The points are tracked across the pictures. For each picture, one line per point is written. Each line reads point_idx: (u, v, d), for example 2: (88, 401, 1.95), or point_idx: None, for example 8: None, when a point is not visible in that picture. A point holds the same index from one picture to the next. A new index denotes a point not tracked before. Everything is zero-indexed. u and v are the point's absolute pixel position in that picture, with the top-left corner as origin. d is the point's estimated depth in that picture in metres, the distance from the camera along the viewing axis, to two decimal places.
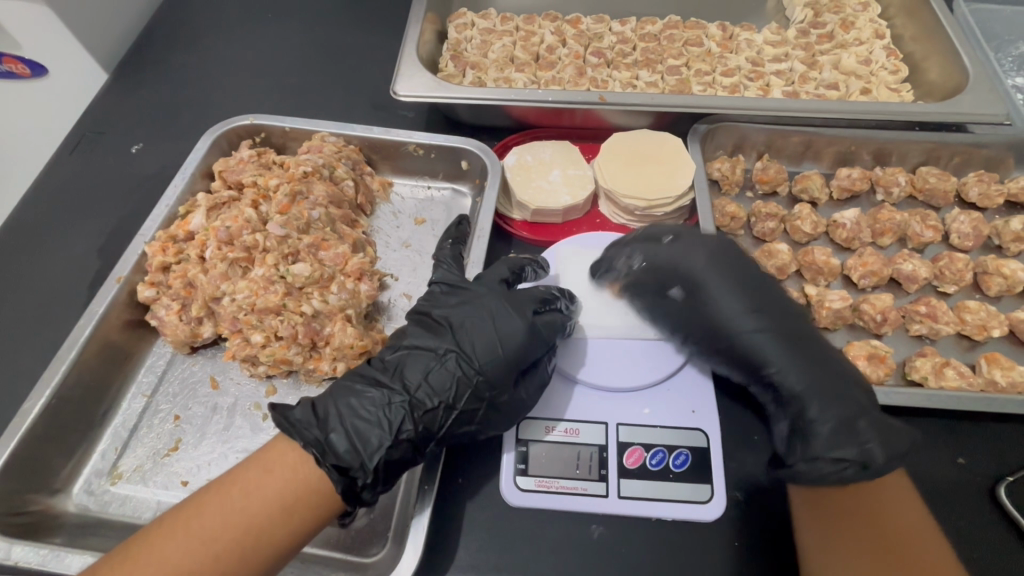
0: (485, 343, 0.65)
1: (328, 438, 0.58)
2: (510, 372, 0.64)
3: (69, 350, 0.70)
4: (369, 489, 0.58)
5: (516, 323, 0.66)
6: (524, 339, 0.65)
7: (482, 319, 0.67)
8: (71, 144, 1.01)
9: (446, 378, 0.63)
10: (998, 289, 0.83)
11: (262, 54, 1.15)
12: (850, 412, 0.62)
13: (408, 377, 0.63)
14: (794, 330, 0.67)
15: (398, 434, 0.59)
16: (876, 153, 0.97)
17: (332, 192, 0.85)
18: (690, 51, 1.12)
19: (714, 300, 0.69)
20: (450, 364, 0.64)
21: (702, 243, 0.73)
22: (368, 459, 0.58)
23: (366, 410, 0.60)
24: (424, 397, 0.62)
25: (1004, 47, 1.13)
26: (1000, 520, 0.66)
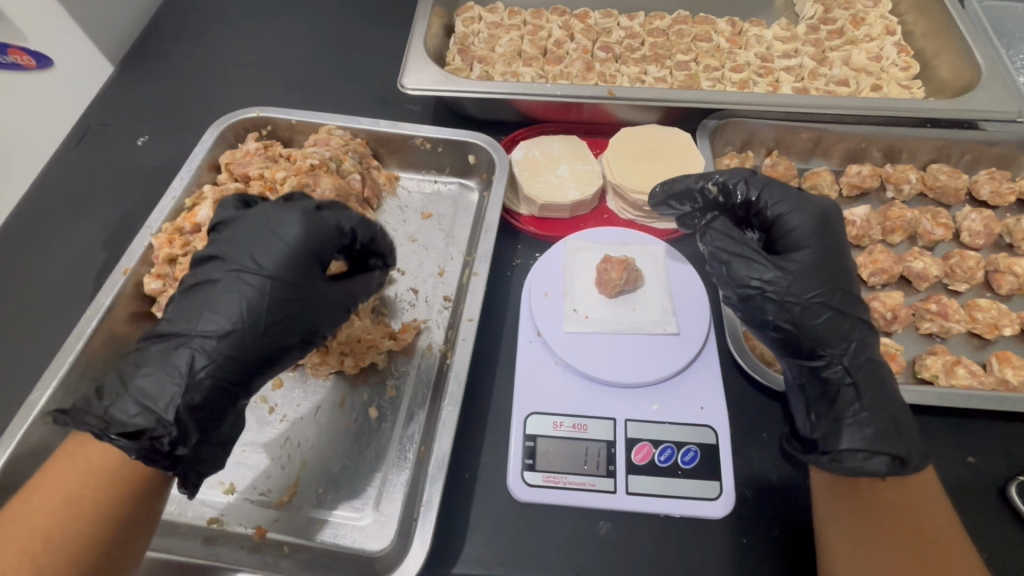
0: (267, 254, 0.61)
1: (111, 410, 0.54)
2: (288, 285, 0.61)
3: (75, 341, 0.70)
4: (176, 438, 0.54)
5: (278, 232, 0.62)
6: (297, 242, 0.62)
7: (242, 237, 0.63)
8: (77, 136, 1.01)
9: (231, 301, 0.59)
10: (1009, 287, 0.83)
11: (268, 47, 1.15)
12: (893, 408, 0.62)
13: (191, 321, 0.59)
14: (862, 316, 0.67)
15: (209, 369, 0.57)
16: (886, 150, 0.96)
17: (339, 185, 0.83)
18: (699, 46, 1.11)
19: (806, 269, 0.67)
20: (247, 284, 0.60)
21: (809, 211, 0.70)
22: (162, 413, 0.54)
23: (162, 359, 0.57)
24: (215, 326, 0.58)
25: (1016, 44, 1.12)
26: (1011, 520, 0.66)
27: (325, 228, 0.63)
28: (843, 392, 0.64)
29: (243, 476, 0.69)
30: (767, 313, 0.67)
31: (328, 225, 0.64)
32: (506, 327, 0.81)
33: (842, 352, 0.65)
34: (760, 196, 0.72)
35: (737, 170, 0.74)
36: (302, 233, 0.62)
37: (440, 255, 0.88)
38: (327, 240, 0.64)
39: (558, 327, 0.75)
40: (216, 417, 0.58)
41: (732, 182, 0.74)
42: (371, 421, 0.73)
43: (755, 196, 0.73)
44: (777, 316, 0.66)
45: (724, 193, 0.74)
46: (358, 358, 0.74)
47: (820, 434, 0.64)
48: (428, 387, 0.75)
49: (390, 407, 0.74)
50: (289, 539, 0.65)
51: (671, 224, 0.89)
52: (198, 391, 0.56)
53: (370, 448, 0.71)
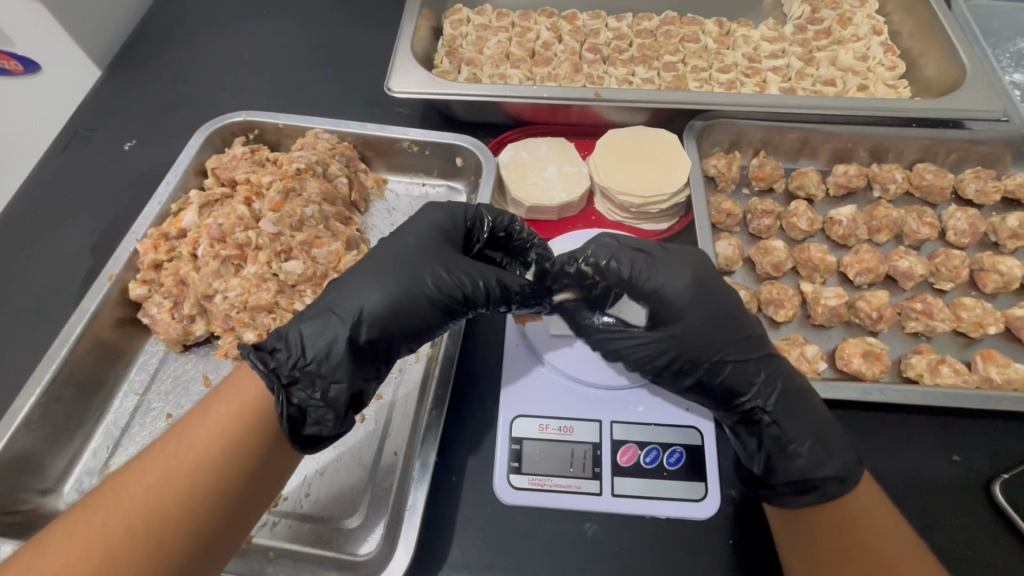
0: (439, 280, 0.64)
1: (276, 355, 0.58)
2: (428, 257, 0.65)
3: (60, 348, 0.70)
4: (299, 388, 0.57)
5: (462, 261, 0.66)
6: (472, 281, 0.65)
7: (427, 253, 0.65)
8: (64, 141, 1.01)
9: (391, 303, 0.61)
10: (994, 286, 0.83)
11: (256, 51, 1.15)
12: (821, 441, 0.60)
13: (353, 303, 0.61)
14: (767, 352, 0.65)
15: (337, 325, 0.59)
16: (873, 150, 0.97)
17: (325, 190, 0.84)
18: (687, 47, 1.11)
19: (691, 328, 0.64)
20: (389, 256, 0.65)
21: (681, 270, 0.65)
22: (316, 379, 0.58)
23: (320, 327, 0.59)
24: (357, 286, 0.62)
25: (1002, 42, 1.13)
26: (996, 517, 0.66)
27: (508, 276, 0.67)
28: (767, 431, 0.62)
29: None
30: (678, 376, 0.66)
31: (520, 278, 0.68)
32: (493, 329, 0.81)
33: (755, 398, 0.63)
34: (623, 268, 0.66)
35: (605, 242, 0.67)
36: (450, 256, 0.66)
37: None
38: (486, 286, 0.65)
39: (544, 329, 0.75)
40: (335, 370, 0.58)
41: (605, 259, 0.66)
42: (358, 423, 0.73)
43: (627, 270, 0.65)
44: (690, 373, 0.65)
45: (599, 272, 0.66)
46: None
47: (760, 470, 0.63)
48: (415, 390, 0.75)
49: (378, 409, 0.74)
50: (276, 543, 0.65)
51: (658, 225, 0.90)
52: (338, 380, 0.58)
53: (357, 450, 0.71)
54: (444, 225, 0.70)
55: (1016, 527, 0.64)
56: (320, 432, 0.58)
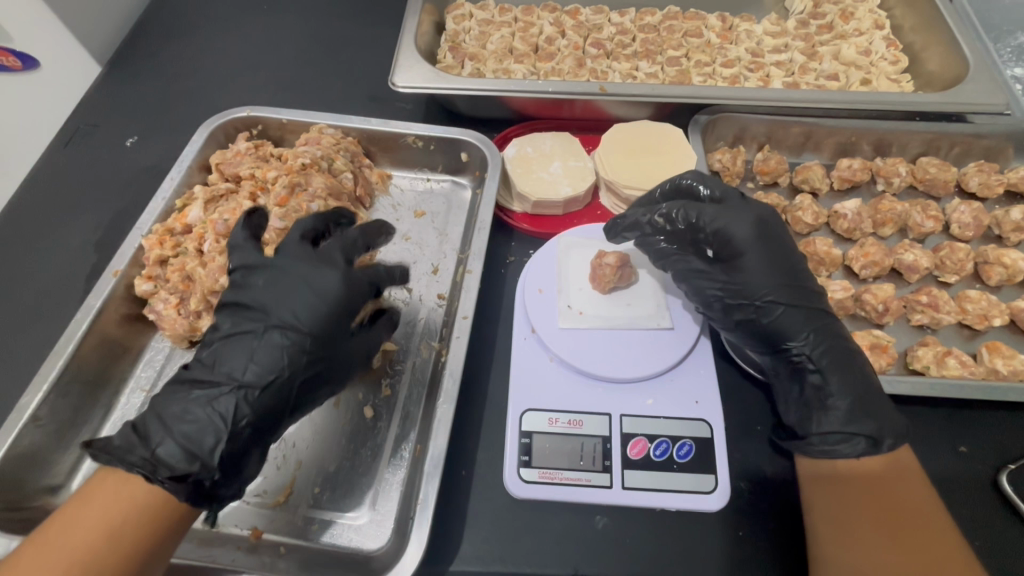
0: (308, 308, 0.61)
1: (156, 452, 0.54)
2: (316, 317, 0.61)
3: (66, 344, 0.69)
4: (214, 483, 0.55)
5: (323, 275, 0.63)
6: (347, 297, 0.63)
7: (295, 287, 0.62)
8: (65, 137, 1.00)
9: (271, 354, 0.60)
10: (998, 278, 0.83)
11: (258, 46, 1.14)
12: (862, 393, 0.62)
13: (229, 366, 0.59)
14: (821, 312, 0.67)
15: (226, 426, 0.56)
16: (877, 143, 0.97)
17: (331, 184, 0.83)
18: (690, 42, 1.11)
19: (750, 272, 0.68)
20: (268, 327, 0.61)
21: (744, 224, 0.69)
22: (208, 456, 0.55)
23: (201, 405, 0.57)
24: (242, 368, 0.59)
25: (1004, 37, 1.13)
26: (1003, 507, 0.66)
27: (360, 281, 0.65)
28: (811, 378, 0.65)
29: None
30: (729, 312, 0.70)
31: (362, 278, 0.65)
32: (500, 324, 0.81)
33: (803, 343, 0.65)
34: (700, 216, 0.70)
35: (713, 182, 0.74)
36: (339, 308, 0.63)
37: (434, 253, 0.88)
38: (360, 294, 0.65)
39: (553, 323, 0.75)
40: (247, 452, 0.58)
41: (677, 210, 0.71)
42: (366, 418, 0.72)
43: (701, 217, 0.70)
44: (740, 316, 0.69)
45: (670, 220, 0.72)
46: None
47: (795, 418, 0.66)
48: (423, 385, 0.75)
49: (386, 405, 0.74)
50: (288, 539, 0.65)
51: None
52: (232, 450, 0.57)
53: (367, 446, 0.71)
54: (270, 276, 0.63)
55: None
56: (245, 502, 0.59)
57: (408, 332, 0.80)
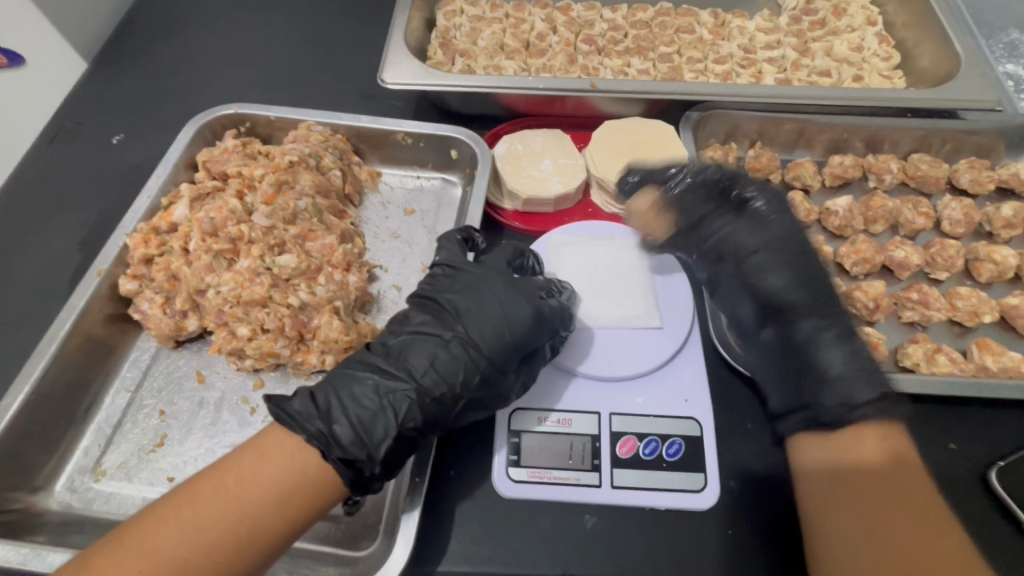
0: (493, 337, 0.63)
1: (333, 429, 0.57)
2: (501, 350, 0.63)
3: (48, 345, 0.68)
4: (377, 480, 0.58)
5: (520, 308, 0.65)
6: (533, 334, 0.65)
7: (495, 312, 0.65)
8: (50, 135, 0.99)
9: (451, 367, 0.61)
10: (989, 275, 0.83)
11: (246, 42, 1.13)
12: (854, 367, 0.64)
13: (412, 364, 0.61)
14: (829, 293, 0.70)
15: (400, 428, 0.59)
16: (868, 140, 0.97)
17: (319, 182, 0.83)
18: (682, 38, 1.10)
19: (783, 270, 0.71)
20: (463, 346, 0.62)
21: (774, 219, 0.74)
22: (374, 448, 0.58)
23: (381, 395, 0.60)
24: (431, 380, 0.61)
25: (995, 33, 1.13)
26: (991, 504, 0.66)
27: (547, 321, 0.66)
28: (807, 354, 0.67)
29: None
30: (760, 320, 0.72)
31: (552, 319, 0.67)
32: None
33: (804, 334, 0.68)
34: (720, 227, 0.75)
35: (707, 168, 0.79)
36: (519, 350, 0.64)
37: (424, 251, 0.87)
38: (543, 337, 0.66)
39: None
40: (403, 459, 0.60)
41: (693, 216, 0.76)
42: None
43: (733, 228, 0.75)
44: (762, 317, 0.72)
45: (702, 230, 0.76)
46: (338, 357, 0.73)
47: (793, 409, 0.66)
48: None
49: None
50: None
51: None
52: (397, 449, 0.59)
53: None
54: (516, 303, 0.66)
55: (1011, 513, 0.65)
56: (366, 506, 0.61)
57: None
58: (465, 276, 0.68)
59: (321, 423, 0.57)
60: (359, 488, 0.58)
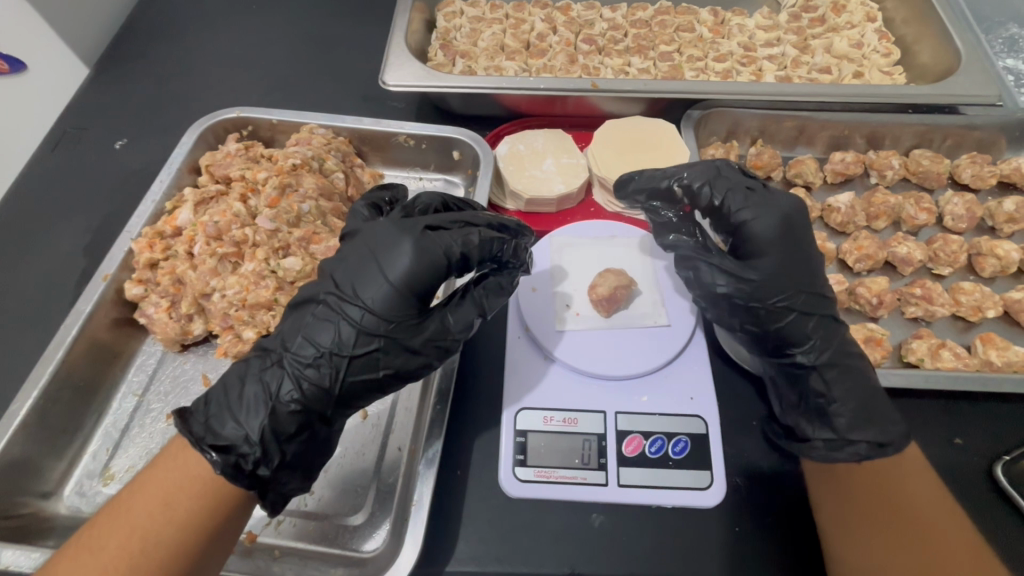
0: (371, 288, 0.58)
1: (212, 425, 0.55)
2: (384, 301, 0.58)
3: (55, 350, 0.68)
4: (264, 463, 0.55)
5: (394, 253, 0.59)
6: (417, 277, 0.58)
7: (371, 266, 0.59)
8: (54, 141, 0.99)
9: (328, 329, 0.58)
10: (992, 270, 0.83)
11: (247, 46, 1.13)
12: (857, 392, 0.63)
13: (292, 339, 0.59)
14: (815, 285, 0.67)
15: (272, 405, 0.56)
16: (869, 136, 0.97)
17: (322, 185, 0.83)
18: (682, 36, 1.10)
19: (767, 276, 0.65)
20: (340, 306, 0.59)
21: (772, 210, 0.67)
22: (250, 432, 0.55)
23: (262, 377, 0.57)
24: (307, 347, 0.58)
25: (994, 28, 1.13)
26: (997, 498, 0.67)
27: (434, 255, 0.59)
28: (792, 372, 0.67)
29: None
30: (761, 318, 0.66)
31: (437, 251, 0.59)
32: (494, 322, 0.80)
33: (808, 349, 0.65)
34: (723, 200, 0.69)
35: (702, 168, 0.71)
36: (404, 294, 0.58)
37: None
38: (434, 271, 0.59)
39: (547, 320, 0.75)
40: (295, 435, 0.57)
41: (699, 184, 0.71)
42: (360, 419, 0.72)
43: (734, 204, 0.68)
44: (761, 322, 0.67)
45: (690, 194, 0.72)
46: None
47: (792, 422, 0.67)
48: (417, 387, 0.74)
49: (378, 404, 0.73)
50: (282, 542, 0.64)
51: None
52: (277, 425, 0.56)
53: (361, 447, 0.70)
54: (387, 250, 0.59)
55: (1018, 507, 0.65)
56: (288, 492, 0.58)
57: None
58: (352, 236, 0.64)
59: (204, 419, 0.55)
60: (250, 480, 0.55)
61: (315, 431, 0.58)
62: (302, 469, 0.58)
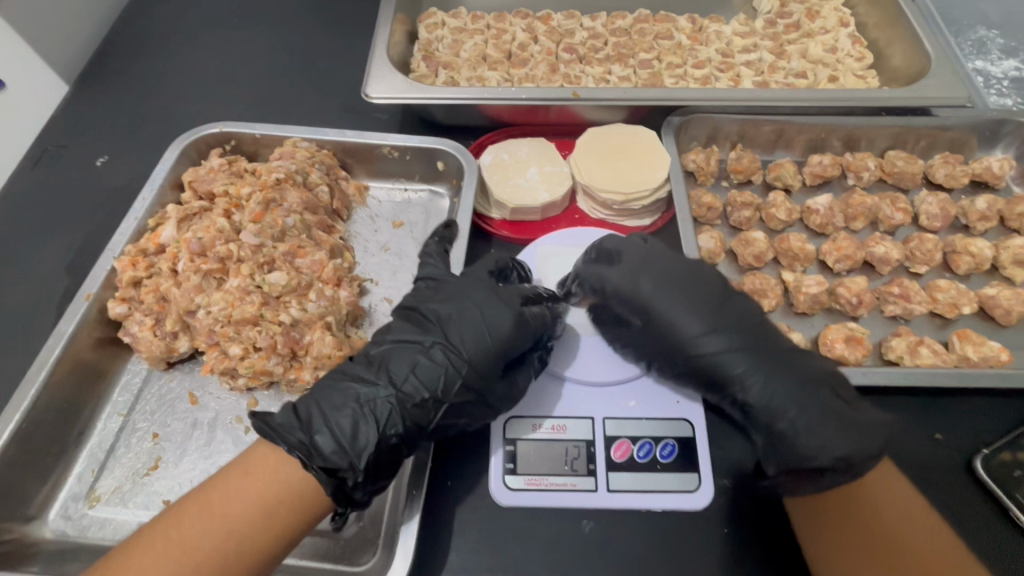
0: (475, 336, 0.62)
1: (313, 439, 0.56)
2: (488, 358, 0.62)
3: (38, 372, 0.68)
4: (361, 488, 0.57)
5: (502, 315, 0.63)
6: (515, 332, 0.63)
7: (477, 314, 0.64)
8: (34, 159, 0.99)
9: (434, 372, 0.61)
10: (966, 267, 0.85)
11: (228, 60, 1.13)
12: (811, 422, 0.62)
13: (393, 370, 0.61)
14: (738, 320, 0.66)
15: (380, 437, 0.58)
16: (846, 139, 0.99)
17: (306, 198, 0.83)
18: (661, 44, 1.12)
19: (669, 325, 0.67)
20: (445, 355, 0.61)
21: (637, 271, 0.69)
22: (357, 459, 0.56)
23: (368, 403, 0.59)
24: (412, 390, 0.60)
25: (964, 31, 1.17)
26: (976, 491, 0.68)
27: (532, 328, 0.65)
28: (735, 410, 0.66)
29: None
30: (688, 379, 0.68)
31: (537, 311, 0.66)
32: None
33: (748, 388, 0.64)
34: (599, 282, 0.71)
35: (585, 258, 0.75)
36: (501, 355, 0.63)
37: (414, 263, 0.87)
38: (530, 339, 0.65)
39: None
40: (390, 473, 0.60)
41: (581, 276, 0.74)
42: None
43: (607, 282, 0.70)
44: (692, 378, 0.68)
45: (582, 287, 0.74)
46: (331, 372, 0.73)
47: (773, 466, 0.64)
48: None
49: None
50: None
51: (642, 222, 0.91)
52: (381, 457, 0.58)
53: None
54: (500, 311, 0.63)
55: (998, 500, 0.67)
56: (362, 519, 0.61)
57: None
58: (453, 284, 0.68)
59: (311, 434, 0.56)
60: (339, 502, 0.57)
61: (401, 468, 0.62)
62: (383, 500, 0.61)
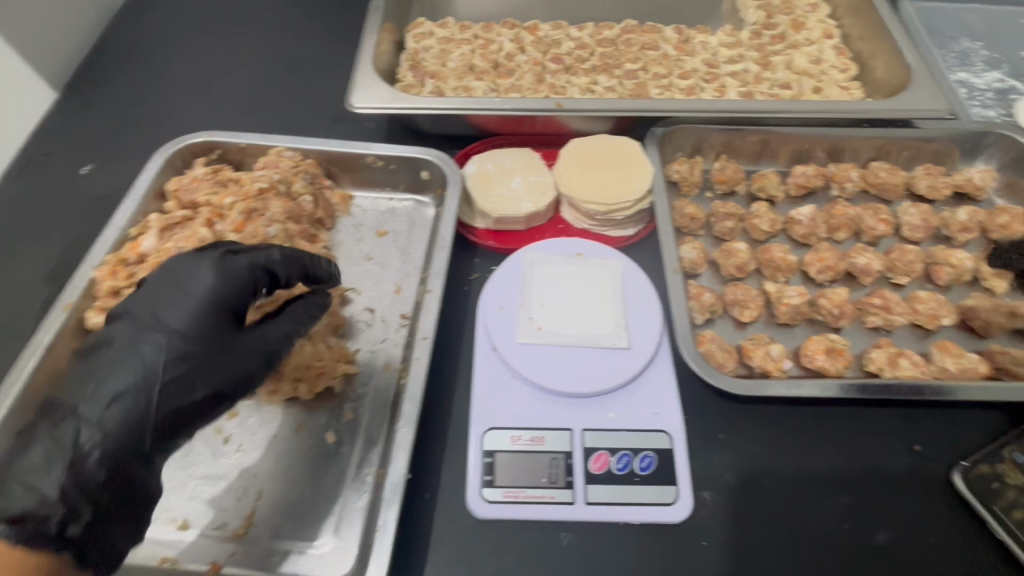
0: (175, 311, 0.58)
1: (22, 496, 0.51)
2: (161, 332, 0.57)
3: (14, 383, 0.67)
4: (73, 522, 0.52)
5: (197, 278, 0.60)
6: (214, 282, 0.60)
7: (153, 292, 0.60)
8: (18, 168, 0.99)
9: (126, 366, 0.55)
10: (948, 278, 0.86)
11: (217, 69, 1.13)
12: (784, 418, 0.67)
13: (98, 382, 0.55)
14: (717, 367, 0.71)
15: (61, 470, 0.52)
16: (829, 150, 0.99)
17: (289, 208, 0.84)
18: (647, 54, 1.13)
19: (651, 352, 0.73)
20: (135, 350, 0.56)
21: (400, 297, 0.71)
22: (45, 494, 0.51)
23: (52, 435, 0.54)
24: (102, 394, 0.54)
25: (947, 43, 1.18)
26: (954, 502, 0.69)
27: (238, 273, 0.61)
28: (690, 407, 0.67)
29: (197, 509, 0.68)
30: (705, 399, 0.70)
31: (240, 269, 0.62)
32: (461, 341, 0.80)
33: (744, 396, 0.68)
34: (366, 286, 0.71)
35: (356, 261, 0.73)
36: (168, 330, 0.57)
37: (397, 272, 0.88)
38: (244, 285, 0.62)
39: (512, 339, 0.75)
40: (122, 494, 0.55)
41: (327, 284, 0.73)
42: (330, 445, 0.72)
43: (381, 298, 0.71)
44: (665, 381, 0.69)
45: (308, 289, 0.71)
46: (311, 384, 0.74)
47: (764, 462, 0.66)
48: (386, 412, 0.74)
49: (348, 430, 0.73)
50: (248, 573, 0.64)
51: (625, 232, 0.91)
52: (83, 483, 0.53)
53: (329, 473, 0.70)
54: (173, 280, 0.60)
55: (976, 512, 0.67)
56: (112, 550, 0.54)
57: (369, 354, 0.79)
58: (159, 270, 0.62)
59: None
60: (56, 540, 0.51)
61: (135, 474, 0.56)
62: (112, 521, 0.55)
